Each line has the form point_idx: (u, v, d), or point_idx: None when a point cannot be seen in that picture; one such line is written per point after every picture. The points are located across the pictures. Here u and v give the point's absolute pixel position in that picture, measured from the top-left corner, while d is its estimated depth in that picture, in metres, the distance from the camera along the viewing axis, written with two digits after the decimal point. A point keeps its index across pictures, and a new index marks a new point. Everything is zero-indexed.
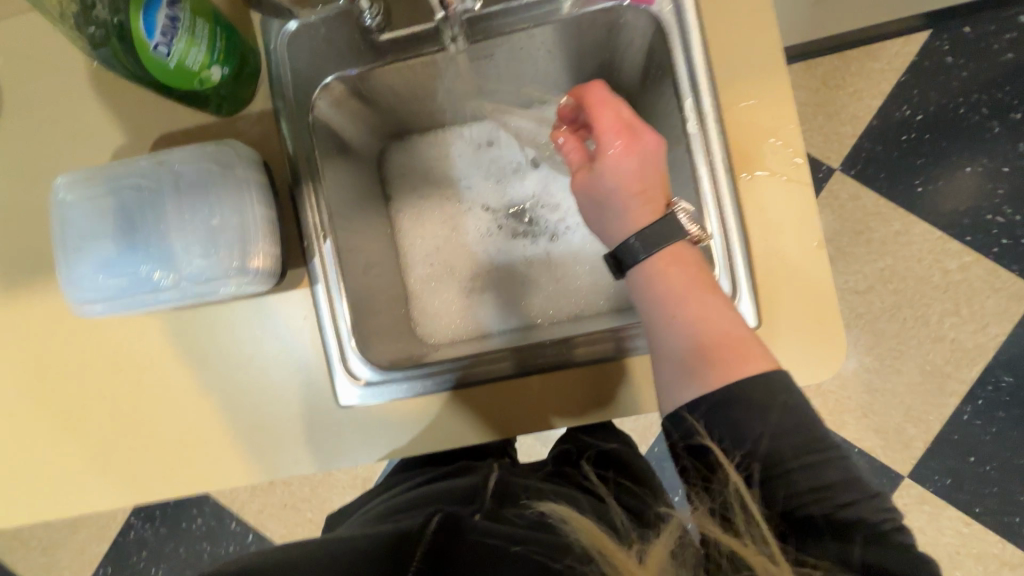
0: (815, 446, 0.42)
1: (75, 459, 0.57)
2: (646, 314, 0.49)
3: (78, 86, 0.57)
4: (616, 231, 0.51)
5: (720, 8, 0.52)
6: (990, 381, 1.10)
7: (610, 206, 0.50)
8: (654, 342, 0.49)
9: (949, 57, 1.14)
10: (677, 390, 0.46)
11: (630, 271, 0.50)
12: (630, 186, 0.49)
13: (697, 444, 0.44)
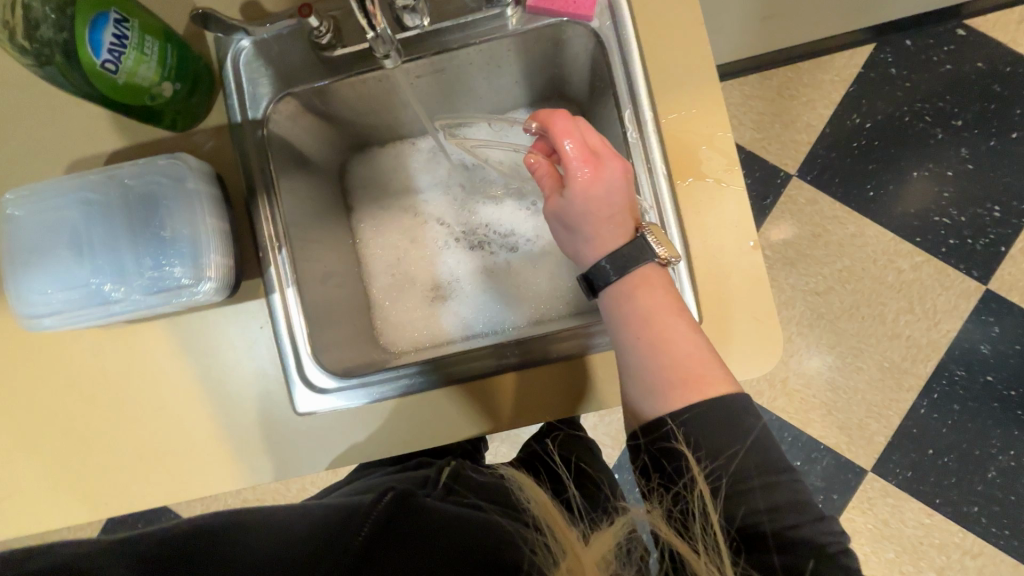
0: (770, 465, 0.45)
1: (27, 477, 0.57)
2: (616, 334, 0.51)
3: (33, 103, 0.57)
4: (588, 255, 0.53)
5: (657, 24, 0.55)
6: (945, 376, 1.15)
7: (583, 231, 0.52)
8: (624, 363, 0.51)
9: (894, 69, 1.20)
10: (645, 410, 0.49)
11: (602, 291, 0.52)
12: (600, 216, 0.51)
13: (672, 448, 0.46)
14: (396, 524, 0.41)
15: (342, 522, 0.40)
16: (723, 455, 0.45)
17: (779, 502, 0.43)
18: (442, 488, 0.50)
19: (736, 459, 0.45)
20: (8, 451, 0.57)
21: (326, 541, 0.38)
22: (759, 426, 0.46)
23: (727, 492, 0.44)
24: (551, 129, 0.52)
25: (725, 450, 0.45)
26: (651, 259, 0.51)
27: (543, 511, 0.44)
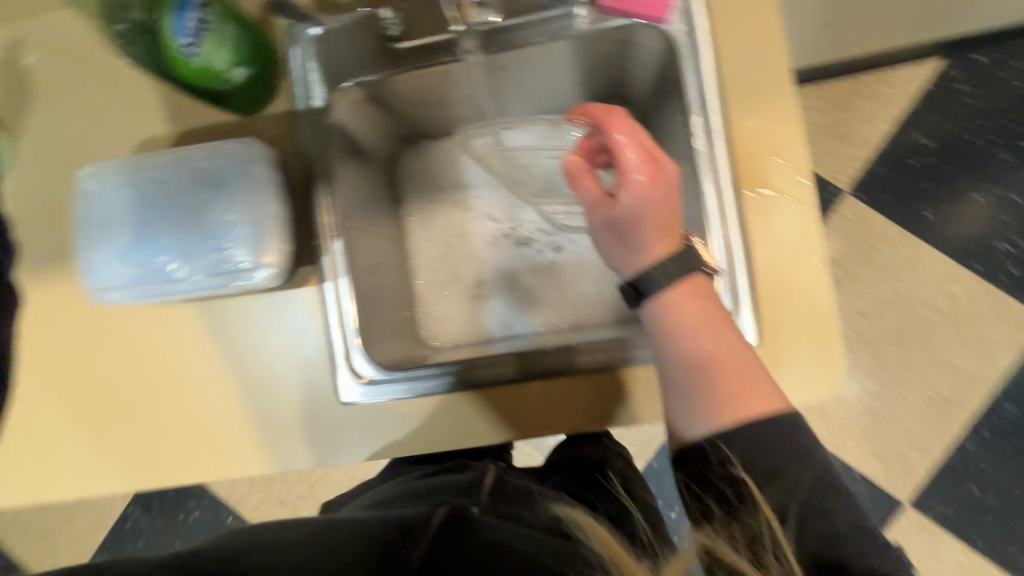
0: (834, 489, 0.43)
1: (79, 445, 0.59)
2: (661, 347, 0.49)
3: (108, 83, 0.59)
4: (634, 266, 0.50)
5: (731, 30, 0.53)
6: (993, 411, 1.09)
7: (632, 238, 0.49)
8: (669, 377, 0.48)
9: (961, 86, 1.14)
10: (691, 426, 0.47)
11: (648, 300, 0.49)
12: (653, 224, 0.49)
13: (730, 475, 0.44)
14: (454, 540, 0.40)
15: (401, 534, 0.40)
16: (785, 479, 0.43)
17: (850, 529, 0.42)
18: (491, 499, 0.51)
19: (799, 483, 0.43)
20: (61, 416, 0.59)
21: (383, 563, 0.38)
22: (816, 446, 0.45)
23: (795, 519, 0.43)
24: (609, 131, 0.51)
25: (788, 475, 0.43)
26: (694, 270, 0.49)
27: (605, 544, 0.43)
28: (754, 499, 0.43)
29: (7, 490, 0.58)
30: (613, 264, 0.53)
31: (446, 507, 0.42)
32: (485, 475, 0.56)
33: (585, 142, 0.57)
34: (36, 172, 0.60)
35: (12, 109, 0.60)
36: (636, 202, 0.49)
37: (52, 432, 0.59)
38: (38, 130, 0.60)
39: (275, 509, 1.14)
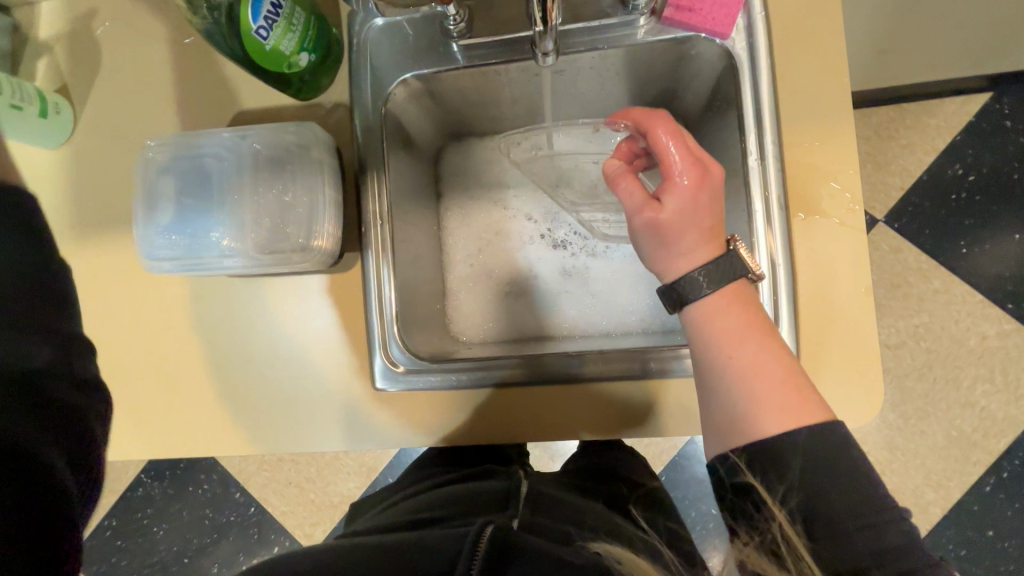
0: (859, 489, 0.42)
1: (115, 408, 0.60)
2: (700, 354, 0.49)
3: (175, 59, 0.61)
4: (674, 273, 0.50)
5: (793, 49, 0.53)
6: (1018, 455, 1.07)
7: (676, 242, 0.49)
8: (709, 384, 0.49)
9: (1008, 122, 1.12)
10: (731, 434, 0.47)
11: (688, 307, 0.49)
12: (695, 229, 0.48)
13: (738, 480, 0.46)
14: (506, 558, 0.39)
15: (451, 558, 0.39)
16: (791, 479, 0.43)
17: (868, 527, 0.41)
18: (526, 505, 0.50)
19: (818, 492, 0.43)
20: (103, 379, 0.61)
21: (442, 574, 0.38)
22: (853, 446, 0.44)
23: (807, 519, 0.43)
24: (651, 132, 0.50)
25: (801, 477, 0.43)
26: (739, 276, 0.49)
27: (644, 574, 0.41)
28: (768, 505, 0.44)
29: None
30: (652, 267, 0.52)
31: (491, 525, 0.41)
32: (522, 485, 0.55)
33: (625, 143, 0.57)
34: (98, 141, 0.62)
35: (81, 76, 0.62)
36: (679, 207, 0.48)
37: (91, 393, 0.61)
38: (103, 100, 0.62)
39: (284, 488, 1.16)
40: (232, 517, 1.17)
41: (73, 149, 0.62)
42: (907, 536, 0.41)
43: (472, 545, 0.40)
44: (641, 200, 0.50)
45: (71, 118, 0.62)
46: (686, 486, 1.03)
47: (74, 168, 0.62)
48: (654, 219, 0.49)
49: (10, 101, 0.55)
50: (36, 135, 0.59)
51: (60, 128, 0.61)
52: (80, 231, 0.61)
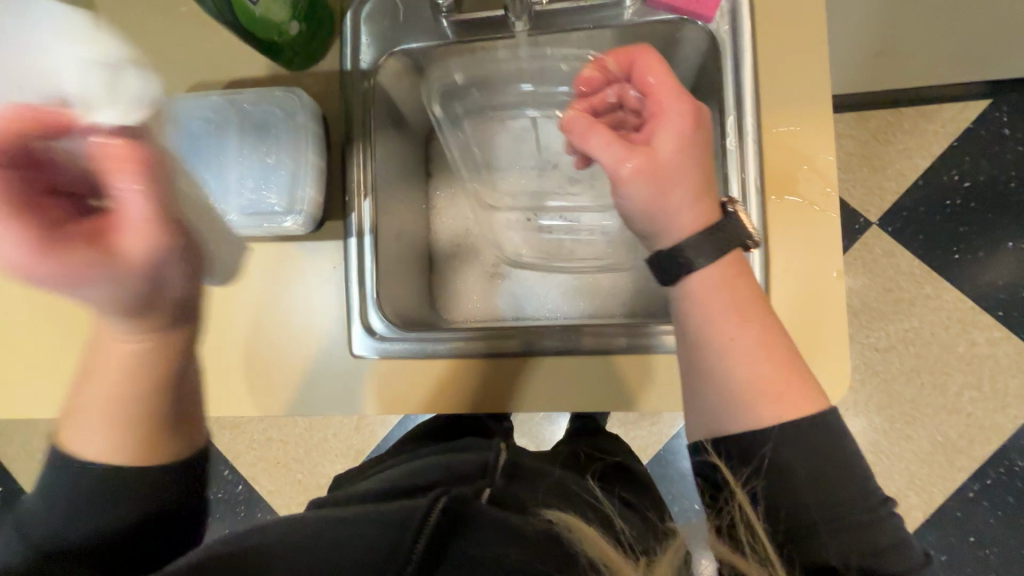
0: (834, 477, 0.42)
1: None
2: (697, 330, 0.48)
3: (170, 27, 0.62)
4: (676, 226, 0.47)
5: (776, 35, 0.54)
6: (1003, 464, 1.07)
7: (674, 190, 0.47)
8: (706, 363, 0.47)
9: (1006, 130, 1.12)
10: (726, 417, 0.46)
11: (687, 279, 0.48)
12: (687, 176, 0.47)
13: (707, 460, 0.47)
14: (451, 534, 0.39)
15: (398, 535, 0.38)
16: (757, 461, 0.44)
17: (827, 514, 0.42)
18: (503, 477, 0.49)
19: (784, 476, 0.43)
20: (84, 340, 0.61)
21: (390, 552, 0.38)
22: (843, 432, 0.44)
23: (768, 504, 0.43)
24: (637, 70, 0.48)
25: (766, 458, 0.43)
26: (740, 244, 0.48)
27: (598, 551, 0.40)
28: (730, 487, 0.44)
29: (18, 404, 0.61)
30: (645, 228, 0.49)
31: (445, 496, 0.39)
32: (499, 453, 0.53)
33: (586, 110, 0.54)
34: None
35: None
36: (666, 153, 0.46)
37: (68, 352, 0.61)
38: None
39: (268, 467, 1.16)
40: (217, 495, 1.18)
41: None
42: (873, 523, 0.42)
43: (422, 518, 0.38)
44: (622, 154, 0.47)
45: None
46: (669, 482, 1.04)
47: None
48: (646, 170, 0.46)
49: None
50: None
51: None
52: None
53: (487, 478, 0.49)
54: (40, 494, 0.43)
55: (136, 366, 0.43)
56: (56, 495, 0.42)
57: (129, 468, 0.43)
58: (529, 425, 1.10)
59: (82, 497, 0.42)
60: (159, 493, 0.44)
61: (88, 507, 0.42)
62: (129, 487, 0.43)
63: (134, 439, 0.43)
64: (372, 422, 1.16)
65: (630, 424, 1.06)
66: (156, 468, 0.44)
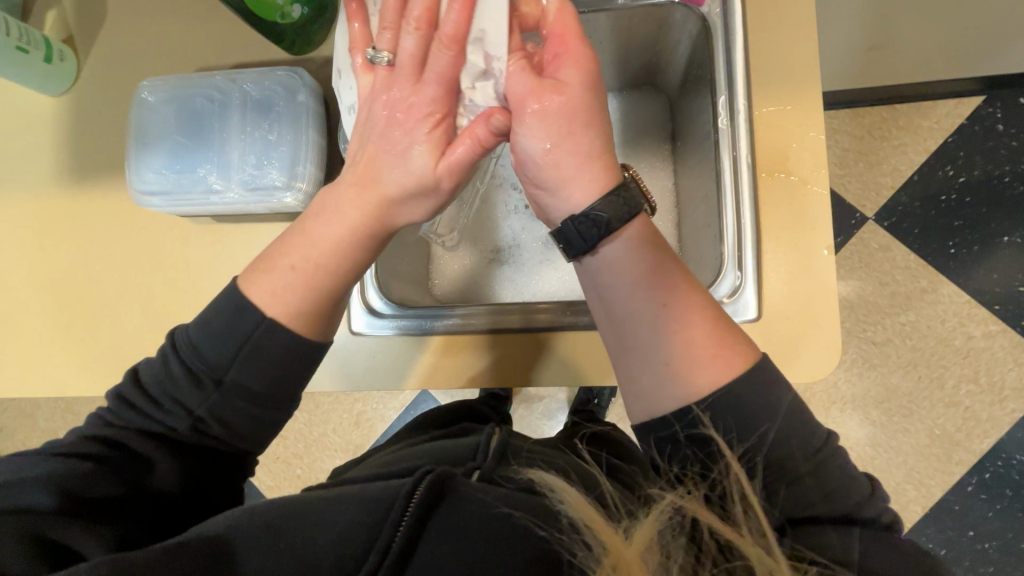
0: (798, 429, 0.42)
1: (92, 347, 0.61)
2: (630, 300, 0.45)
3: (176, 14, 0.63)
4: (568, 187, 0.44)
5: (764, 18, 0.55)
6: (1000, 457, 1.05)
7: (575, 147, 0.44)
8: (638, 335, 0.45)
9: (1000, 125, 1.10)
10: (652, 393, 0.44)
11: (604, 246, 0.44)
12: (594, 129, 0.44)
13: (700, 434, 0.42)
14: (438, 508, 0.38)
15: (381, 515, 0.38)
16: (755, 435, 0.41)
17: (815, 468, 0.41)
18: (494, 458, 0.48)
19: (768, 441, 0.41)
20: (83, 318, 0.62)
21: (376, 521, 0.37)
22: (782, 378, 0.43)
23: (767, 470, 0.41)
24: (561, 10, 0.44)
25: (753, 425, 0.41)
26: (639, 209, 0.44)
27: (579, 508, 0.38)
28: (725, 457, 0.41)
29: (21, 380, 0.62)
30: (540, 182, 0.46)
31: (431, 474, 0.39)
32: (491, 438, 0.52)
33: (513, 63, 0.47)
34: (98, 90, 0.64)
35: (86, 28, 0.65)
36: (571, 99, 0.43)
37: (70, 330, 0.62)
38: (105, 52, 0.65)
39: (268, 462, 1.17)
40: None
41: (74, 98, 0.65)
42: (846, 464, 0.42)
43: (405, 499, 0.38)
44: (528, 91, 0.43)
45: (76, 67, 0.64)
46: None
47: (73, 115, 0.64)
48: (546, 113, 0.43)
49: (16, 44, 0.58)
50: (42, 80, 0.62)
51: (64, 77, 0.64)
52: (76, 174, 0.64)
53: (477, 460, 0.47)
54: (205, 335, 0.45)
55: (353, 240, 0.46)
56: (221, 351, 0.44)
57: (283, 333, 0.45)
58: (527, 420, 1.10)
59: (244, 355, 0.44)
60: (292, 357, 0.45)
61: (242, 359, 0.44)
62: (276, 367, 0.45)
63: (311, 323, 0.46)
64: (371, 418, 1.17)
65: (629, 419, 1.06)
66: (306, 355, 0.46)
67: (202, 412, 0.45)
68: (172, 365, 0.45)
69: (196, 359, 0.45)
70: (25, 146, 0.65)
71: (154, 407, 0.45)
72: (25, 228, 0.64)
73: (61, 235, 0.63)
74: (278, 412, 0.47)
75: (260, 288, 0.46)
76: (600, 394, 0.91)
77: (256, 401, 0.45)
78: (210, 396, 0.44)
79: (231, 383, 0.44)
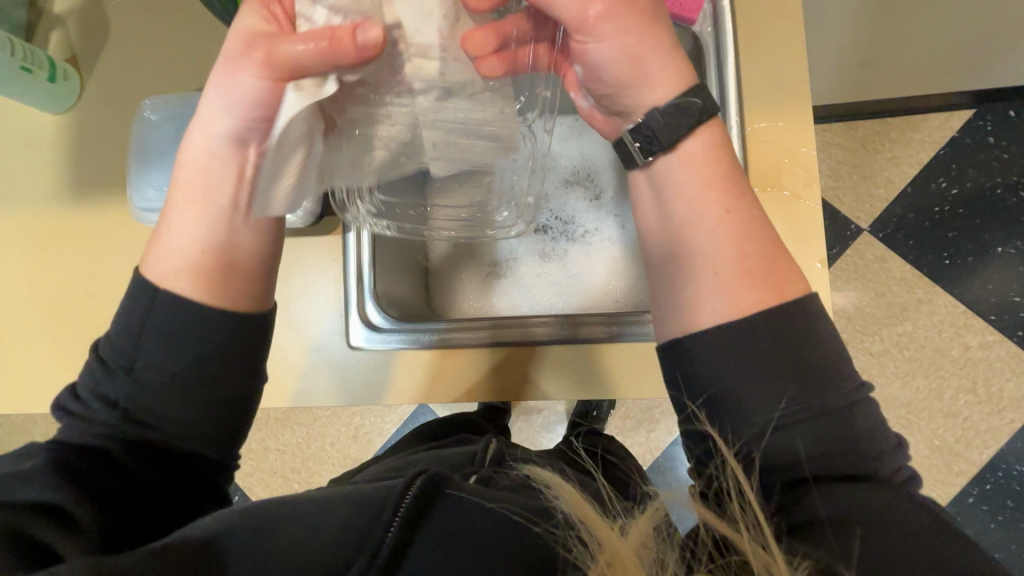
0: (800, 378, 0.39)
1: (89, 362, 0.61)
2: (698, 201, 0.44)
3: (179, 34, 0.65)
4: (650, 87, 0.44)
5: (756, 37, 0.56)
6: (1000, 468, 1.05)
7: (646, 53, 0.43)
8: (704, 242, 0.43)
9: (991, 138, 1.11)
10: (701, 309, 0.43)
11: (685, 140, 0.45)
12: (659, 24, 0.44)
13: (696, 430, 0.42)
14: (430, 510, 0.38)
15: (373, 517, 0.37)
16: (749, 431, 0.40)
17: (824, 422, 0.39)
18: (490, 465, 0.48)
19: (767, 440, 0.39)
20: (82, 332, 0.62)
21: (367, 520, 0.37)
22: (820, 319, 0.42)
23: (764, 464, 0.40)
24: None
25: (750, 395, 0.40)
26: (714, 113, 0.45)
27: (574, 504, 0.38)
28: (720, 454, 0.40)
29: (19, 395, 0.62)
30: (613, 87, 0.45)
31: (424, 475, 0.38)
32: (488, 446, 0.52)
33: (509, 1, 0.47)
34: (100, 108, 0.65)
35: (89, 48, 0.66)
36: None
37: (69, 345, 0.62)
38: (108, 70, 0.66)
39: (265, 476, 1.16)
40: None
41: (76, 115, 0.65)
42: (866, 422, 0.39)
43: (399, 496, 0.37)
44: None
45: (78, 86, 0.65)
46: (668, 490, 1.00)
47: (75, 133, 0.65)
48: (614, 16, 0.42)
49: (21, 63, 0.59)
50: (45, 99, 0.63)
51: (67, 95, 0.64)
52: (77, 191, 0.64)
53: (474, 466, 0.48)
54: (123, 330, 0.45)
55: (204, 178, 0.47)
56: (128, 332, 0.45)
57: (183, 306, 0.45)
58: (527, 433, 1.10)
59: (159, 337, 0.45)
60: (211, 337, 0.45)
61: (158, 346, 0.45)
62: (199, 339, 0.45)
63: (196, 275, 0.46)
64: (370, 431, 1.16)
65: (628, 431, 1.06)
66: (221, 323, 0.46)
67: (127, 401, 0.44)
68: (92, 366, 0.46)
69: (112, 349, 0.45)
70: (27, 163, 0.65)
71: (84, 410, 0.44)
72: (25, 244, 0.64)
73: (62, 250, 0.64)
74: (223, 392, 0.46)
75: (152, 251, 0.48)
76: (599, 405, 0.91)
77: (191, 379, 0.45)
78: (128, 382, 0.44)
79: (152, 364, 0.45)
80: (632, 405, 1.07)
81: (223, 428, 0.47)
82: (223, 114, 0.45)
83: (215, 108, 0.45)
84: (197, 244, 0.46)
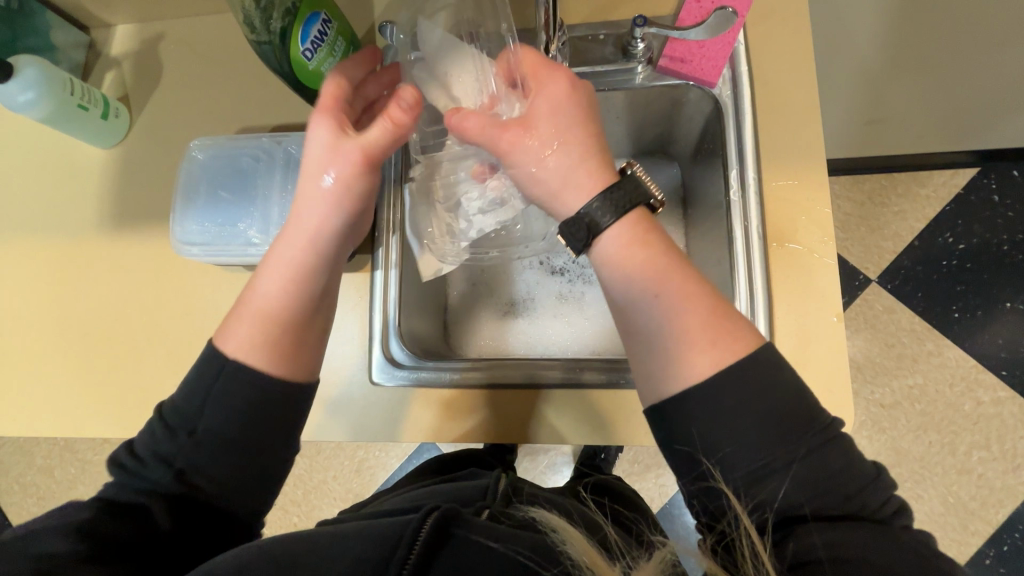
0: (785, 433, 0.40)
1: (116, 386, 0.63)
2: (629, 300, 0.45)
3: (227, 78, 0.69)
4: (556, 202, 0.47)
5: (774, 102, 0.60)
6: (1018, 528, 1.02)
7: (553, 172, 0.47)
8: (642, 343, 0.45)
9: (996, 196, 1.13)
10: (661, 381, 0.43)
11: (601, 237, 0.45)
12: (569, 151, 0.47)
13: (710, 488, 0.41)
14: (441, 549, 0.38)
15: (390, 550, 0.37)
16: (764, 491, 0.39)
17: (814, 481, 0.39)
18: (502, 501, 0.48)
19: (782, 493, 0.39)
20: (112, 356, 0.63)
21: (382, 556, 0.37)
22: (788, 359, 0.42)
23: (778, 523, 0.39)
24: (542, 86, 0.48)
25: (753, 451, 0.39)
26: (629, 204, 0.45)
27: (585, 553, 0.39)
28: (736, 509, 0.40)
29: (42, 418, 0.63)
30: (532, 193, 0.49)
31: (437, 512, 0.38)
32: (500, 480, 0.52)
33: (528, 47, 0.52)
34: (147, 144, 0.69)
35: (140, 88, 0.70)
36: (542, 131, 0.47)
37: (97, 370, 0.63)
38: (157, 108, 0.69)
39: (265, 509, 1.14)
40: None
41: (123, 148, 0.69)
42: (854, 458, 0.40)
43: (411, 537, 0.37)
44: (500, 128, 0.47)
45: (128, 123, 0.69)
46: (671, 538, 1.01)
47: (121, 166, 0.68)
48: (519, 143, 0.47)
49: (78, 101, 0.63)
50: (95, 134, 0.66)
51: (117, 130, 0.68)
52: (117, 221, 0.67)
53: (487, 500, 0.48)
54: (183, 393, 0.47)
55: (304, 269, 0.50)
56: (192, 395, 0.46)
57: (242, 377, 0.46)
58: (532, 473, 1.09)
59: (211, 402, 0.46)
60: (245, 422, 0.45)
61: (205, 421, 0.45)
62: (247, 405, 0.46)
63: (286, 354, 0.48)
64: (373, 465, 1.15)
65: (636, 475, 1.05)
66: (275, 387, 0.47)
67: (179, 461, 0.45)
68: (153, 424, 0.47)
69: (174, 410, 0.46)
70: (71, 192, 0.68)
71: (138, 467, 0.45)
72: (63, 269, 0.66)
73: (98, 276, 0.66)
74: (256, 462, 0.46)
75: (235, 332, 0.48)
76: (607, 449, 0.91)
77: (237, 447, 0.45)
78: (185, 443, 0.45)
79: (206, 429, 0.45)
80: (641, 448, 1.06)
81: (257, 492, 0.47)
82: (334, 213, 0.49)
83: (321, 213, 0.49)
84: (287, 321, 0.48)
